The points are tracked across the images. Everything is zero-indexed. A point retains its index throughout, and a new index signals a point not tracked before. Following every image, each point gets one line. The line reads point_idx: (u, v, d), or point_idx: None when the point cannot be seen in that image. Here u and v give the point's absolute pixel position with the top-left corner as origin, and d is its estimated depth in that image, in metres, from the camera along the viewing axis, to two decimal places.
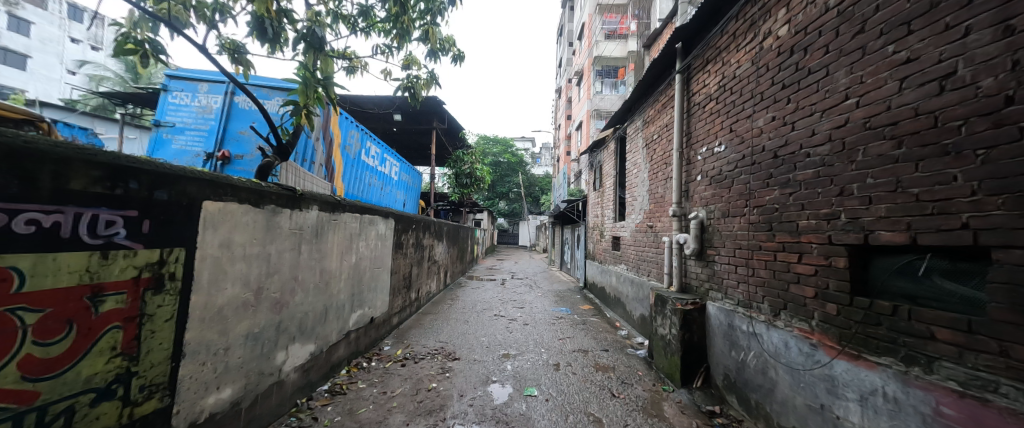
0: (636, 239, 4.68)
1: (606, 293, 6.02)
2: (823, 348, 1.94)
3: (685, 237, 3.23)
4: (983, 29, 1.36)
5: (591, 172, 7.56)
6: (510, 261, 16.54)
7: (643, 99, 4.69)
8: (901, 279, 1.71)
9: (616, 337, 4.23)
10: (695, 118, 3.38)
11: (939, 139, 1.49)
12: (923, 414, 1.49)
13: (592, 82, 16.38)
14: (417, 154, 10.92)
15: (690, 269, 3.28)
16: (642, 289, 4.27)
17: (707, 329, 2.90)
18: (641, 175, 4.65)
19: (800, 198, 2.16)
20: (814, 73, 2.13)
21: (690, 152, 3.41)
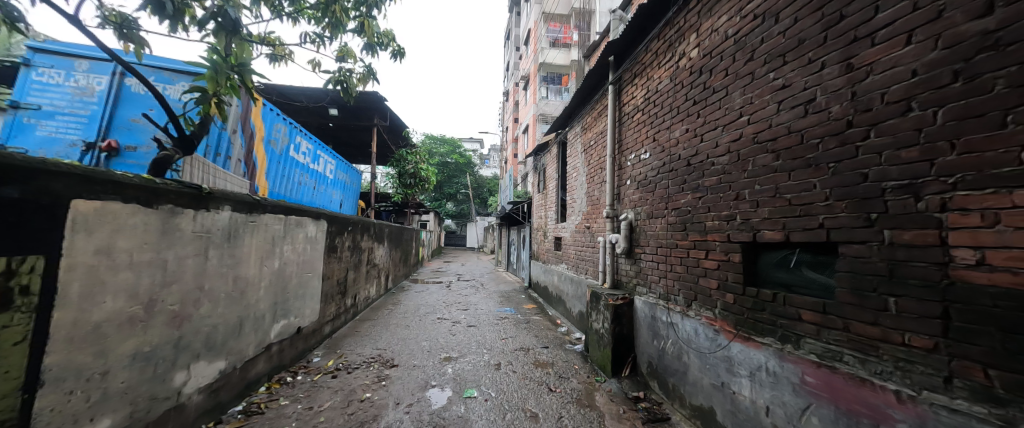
0: (575, 239, 4.92)
1: (548, 291, 6.24)
2: (723, 333, 2.23)
3: (616, 237, 3.46)
4: (833, 65, 1.71)
5: (536, 175, 7.79)
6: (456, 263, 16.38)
7: (581, 107, 4.97)
8: (777, 270, 2.04)
9: (556, 334, 4.41)
10: (625, 127, 3.65)
11: (804, 153, 1.82)
12: (794, 383, 1.80)
13: (538, 87, 16.91)
14: (357, 151, 10.31)
15: (621, 266, 3.53)
16: (580, 287, 4.51)
17: (634, 321, 3.14)
18: (580, 179, 4.91)
19: (706, 201, 2.45)
20: (716, 93, 2.44)
21: (621, 158, 3.68)
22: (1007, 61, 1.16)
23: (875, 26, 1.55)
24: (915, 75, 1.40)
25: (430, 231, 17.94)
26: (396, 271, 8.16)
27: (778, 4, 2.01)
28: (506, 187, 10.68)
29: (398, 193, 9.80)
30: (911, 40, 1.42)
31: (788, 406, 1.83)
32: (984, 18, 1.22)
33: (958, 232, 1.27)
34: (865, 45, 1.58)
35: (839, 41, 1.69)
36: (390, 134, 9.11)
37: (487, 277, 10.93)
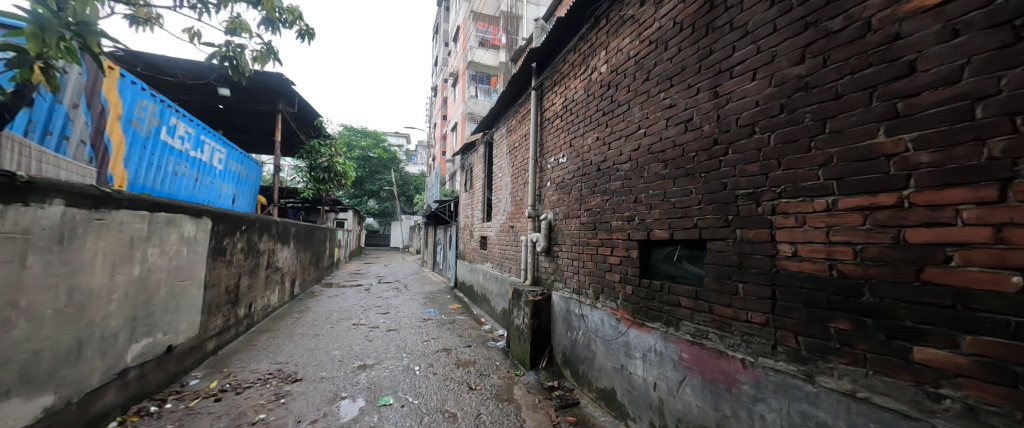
0: (499, 238, 5.03)
1: (473, 290, 6.28)
2: (623, 321, 2.52)
3: (536, 236, 3.63)
4: (705, 91, 2.09)
5: (462, 174, 7.76)
6: (380, 264, 15.40)
7: (507, 109, 5.11)
8: (664, 263, 2.38)
9: (479, 333, 4.46)
10: (546, 131, 3.85)
11: (685, 164, 2.18)
12: (675, 360, 2.14)
13: (467, 86, 16.84)
14: (256, 138, 8.97)
15: (541, 264, 3.71)
16: (504, 285, 4.63)
17: (551, 315, 3.34)
18: (505, 179, 5.04)
19: (612, 203, 2.72)
20: (620, 106, 2.73)
21: (542, 161, 3.87)
22: (814, 99, 1.61)
23: (732, 63, 1.96)
24: (758, 105, 1.83)
25: (348, 230, 16.51)
26: (304, 275, 7.31)
27: (667, 35, 2.36)
28: (433, 185, 10.41)
29: (309, 187, 8.82)
30: (755, 77, 1.85)
31: (669, 380, 2.16)
32: (800, 65, 1.67)
33: (781, 230, 1.71)
34: (726, 78, 1.99)
35: (709, 71, 2.08)
36: (299, 122, 8.14)
37: (412, 279, 10.48)
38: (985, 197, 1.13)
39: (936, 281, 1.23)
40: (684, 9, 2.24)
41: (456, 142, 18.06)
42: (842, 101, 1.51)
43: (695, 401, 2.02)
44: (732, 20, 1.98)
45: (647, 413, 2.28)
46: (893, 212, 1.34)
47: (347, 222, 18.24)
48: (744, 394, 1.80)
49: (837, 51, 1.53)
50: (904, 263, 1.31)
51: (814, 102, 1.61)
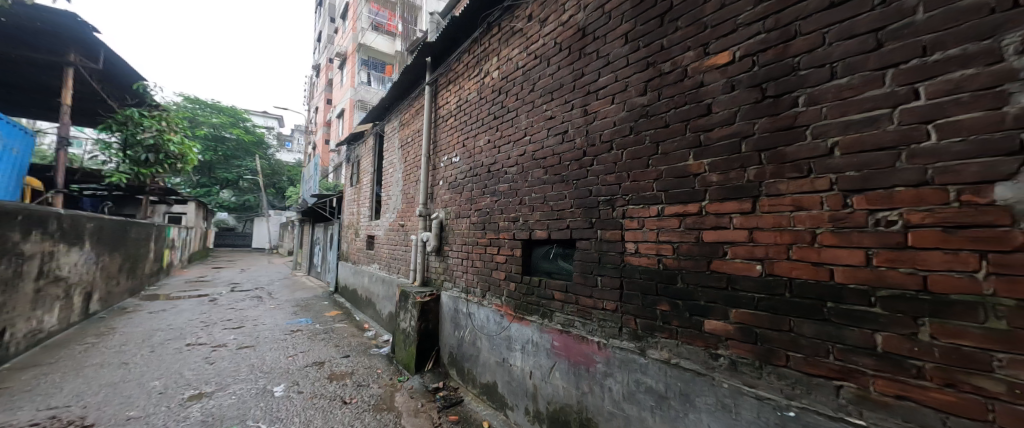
0: (388, 237, 4.77)
1: (357, 295, 5.82)
2: (506, 316, 2.67)
3: (427, 235, 3.54)
4: (578, 108, 2.38)
5: (348, 166, 7.14)
6: (238, 269, 12.79)
7: (399, 101, 4.90)
8: (542, 261, 2.61)
9: (361, 341, 4.16)
10: (440, 128, 3.80)
11: (561, 171, 2.44)
12: (548, 349, 2.38)
13: (357, 70, 15.54)
14: (27, 95, 6.36)
15: (430, 263, 3.64)
16: (392, 288, 4.40)
17: (439, 316, 3.30)
18: (395, 175, 4.79)
19: (500, 204, 2.86)
20: (509, 112, 2.88)
21: (435, 159, 3.80)
22: (652, 124, 2.00)
23: (597, 87, 2.28)
24: (615, 125, 2.17)
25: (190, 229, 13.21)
26: (109, 287, 5.50)
27: (548, 52, 2.60)
28: (312, 177, 9.16)
29: (124, 170, 6.76)
30: (613, 101, 2.19)
31: (543, 367, 2.39)
32: (643, 96, 2.05)
33: (628, 231, 2.08)
34: (594, 98, 2.29)
35: (581, 91, 2.37)
36: (105, 81, 6.17)
37: (280, 286, 8.99)
38: (745, 209, 1.63)
39: (719, 270, 1.71)
40: (563, 32, 2.51)
41: (344, 131, 16.30)
42: (669, 128, 1.93)
43: (563, 383, 2.29)
44: (598, 49, 2.29)
45: (523, 401, 2.49)
46: (696, 218, 1.80)
47: (187, 217, 14.46)
48: (598, 371, 2.11)
49: (667, 89, 1.95)
50: (701, 257, 1.77)
51: (652, 127, 2.00)
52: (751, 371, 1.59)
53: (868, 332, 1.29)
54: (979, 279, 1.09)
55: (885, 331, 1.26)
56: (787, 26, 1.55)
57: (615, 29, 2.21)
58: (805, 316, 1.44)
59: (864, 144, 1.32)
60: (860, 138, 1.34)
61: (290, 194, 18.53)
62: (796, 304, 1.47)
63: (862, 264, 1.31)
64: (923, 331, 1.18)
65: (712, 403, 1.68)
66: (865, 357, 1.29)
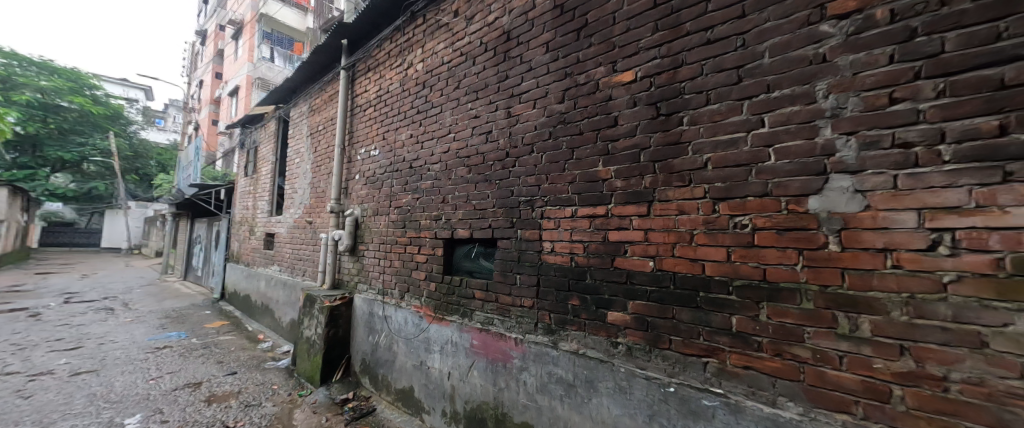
0: (292, 235, 4.32)
1: (250, 302, 5.23)
2: (425, 318, 2.60)
3: (340, 233, 3.27)
4: (501, 110, 2.42)
5: (245, 154, 6.31)
6: (81, 275, 10.21)
7: (310, 85, 4.50)
8: (464, 260, 2.59)
9: (254, 355, 3.86)
10: (357, 119, 3.55)
11: (484, 170, 2.46)
12: (467, 348, 2.38)
13: (257, 45, 13.74)
14: None
15: (342, 264, 3.38)
16: (295, 292, 4.04)
17: (352, 320, 3.12)
18: (302, 167, 4.34)
19: (421, 202, 2.78)
20: (433, 108, 2.81)
21: (352, 152, 3.52)
22: (568, 131, 2.13)
23: (520, 91, 2.35)
24: (536, 129, 2.26)
25: None
26: None
27: (474, 51, 2.60)
28: (192, 163, 7.71)
29: None
30: (535, 106, 2.28)
31: (461, 367, 2.39)
32: (560, 104, 2.18)
33: (545, 231, 2.19)
34: (516, 101, 2.36)
35: (505, 93, 2.41)
36: None
37: (144, 294, 7.46)
38: (641, 212, 1.84)
39: (620, 266, 1.90)
40: (488, 33, 2.53)
41: (241, 111, 14.14)
42: (582, 136, 2.08)
43: (480, 381, 2.31)
44: (521, 54, 2.36)
45: (440, 403, 2.46)
46: (602, 220, 1.98)
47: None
48: (514, 366, 2.18)
49: (581, 99, 2.10)
50: (605, 255, 1.95)
51: (568, 134, 2.13)
52: (643, 355, 1.80)
53: (727, 316, 1.56)
54: (797, 270, 1.41)
55: (738, 314, 1.54)
56: (676, 55, 1.79)
57: (536, 37, 2.30)
58: (683, 304, 1.69)
59: (728, 161, 1.60)
60: (725, 155, 1.61)
61: (161, 181, 15.36)
62: (678, 295, 1.71)
63: (724, 260, 1.59)
64: (762, 313, 1.48)
65: (612, 387, 1.85)
66: (725, 337, 1.56)
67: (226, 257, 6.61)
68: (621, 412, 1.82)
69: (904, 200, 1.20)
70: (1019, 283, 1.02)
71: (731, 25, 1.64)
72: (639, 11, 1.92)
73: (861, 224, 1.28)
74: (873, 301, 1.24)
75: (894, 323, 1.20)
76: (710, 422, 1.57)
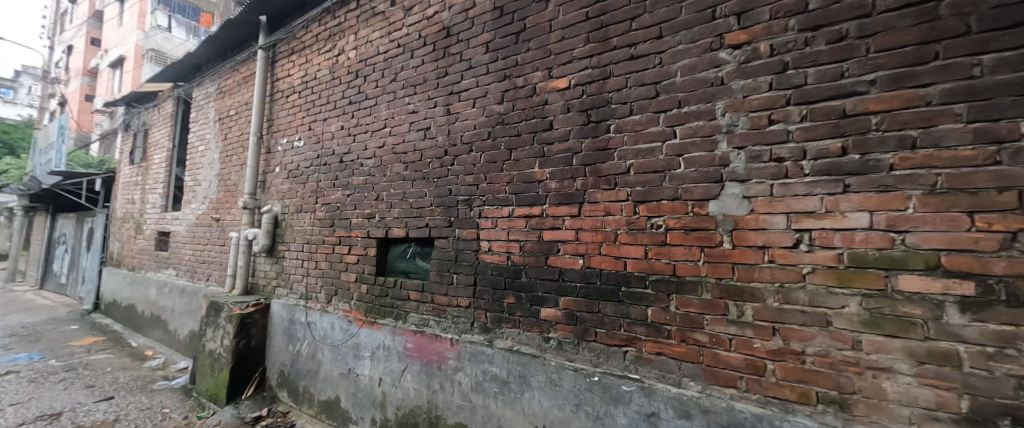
0: (193, 234, 3.80)
1: (137, 313, 4.49)
2: (355, 322, 2.49)
3: (256, 232, 3.00)
4: (441, 107, 2.38)
5: (134, 138, 5.41)
6: None
7: (220, 63, 4.01)
8: (399, 260, 2.51)
9: (138, 374, 3.31)
10: (278, 105, 3.25)
11: (422, 168, 2.40)
12: (400, 352, 2.30)
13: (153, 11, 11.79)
14: None
15: (258, 266, 3.12)
16: (196, 300, 3.58)
17: (269, 329, 2.90)
18: (208, 156, 3.83)
19: (353, 199, 2.64)
20: (368, 99, 2.67)
21: (272, 142, 3.21)
22: (507, 132, 2.16)
23: (460, 88, 2.33)
24: (475, 128, 2.26)
25: None
26: None
27: (412, 44, 2.52)
28: (53, 145, 6.29)
29: None
30: (474, 105, 2.27)
31: (394, 372, 2.31)
32: (499, 104, 2.20)
33: (483, 231, 2.20)
34: (456, 99, 2.33)
35: (444, 90, 2.37)
36: None
37: None
38: (573, 212, 1.94)
39: (553, 264, 1.98)
40: (427, 26, 2.46)
41: (131, 87, 11.97)
42: (519, 138, 2.13)
43: (413, 385, 2.25)
44: (461, 52, 2.34)
45: (370, 411, 2.35)
46: (537, 220, 2.04)
47: None
48: (449, 367, 2.16)
49: (520, 102, 2.14)
50: (539, 254, 2.02)
51: (506, 135, 2.17)
52: (571, 348, 1.89)
53: (644, 308, 1.72)
54: (698, 265, 1.60)
55: (652, 306, 1.70)
56: (604, 66, 1.92)
57: (477, 36, 2.30)
58: (608, 299, 1.82)
59: (647, 167, 1.76)
60: (645, 162, 1.77)
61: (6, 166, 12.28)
62: (603, 290, 1.83)
63: (642, 257, 1.74)
64: (672, 304, 1.65)
65: (543, 380, 1.91)
66: (642, 327, 1.72)
67: (103, 260, 5.53)
68: (550, 404, 1.89)
69: (777, 205, 1.44)
70: (851, 273, 1.29)
71: (651, 44, 1.80)
72: (572, 22, 2.03)
73: (747, 225, 1.50)
74: (755, 290, 1.47)
75: (768, 309, 1.43)
76: (628, 406, 1.70)
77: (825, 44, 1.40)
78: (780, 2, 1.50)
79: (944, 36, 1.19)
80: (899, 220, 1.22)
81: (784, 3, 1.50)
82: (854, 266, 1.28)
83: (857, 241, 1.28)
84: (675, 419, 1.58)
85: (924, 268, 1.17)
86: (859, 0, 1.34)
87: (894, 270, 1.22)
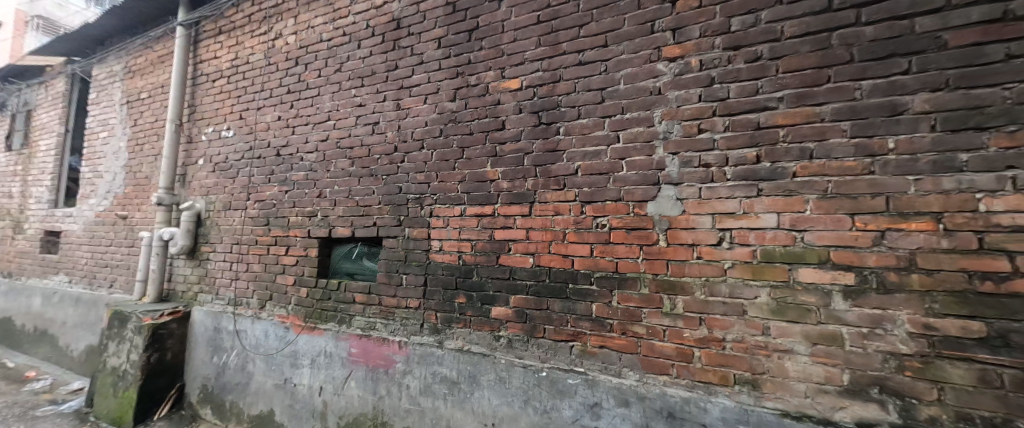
0: (92, 234, 3.30)
1: (14, 328, 3.79)
2: (292, 328, 2.33)
3: (173, 231, 2.72)
4: (390, 101, 2.29)
5: (12, 120, 4.56)
6: None
7: (128, 39, 3.53)
8: (343, 261, 2.38)
9: (16, 399, 2.80)
10: (203, 91, 2.94)
11: (369, 164, 2.29)
12: (343, 358, 2.19)
13: None
14: None
15: (177, 269, 2.82)
16: (95, 309, 3.12)
17: (189, 340, 2.66)
18: (112, 144, 3.35)
19: (292, 196, 2.47)
20: (309, 89, 2.50)
21: (195, 131, 2.91)
22: (459, 130, 2.14)
23: (410, 83, 2.26)
24: (427, 125, 2.20)
25: None
26: None
27: (359, 33, 2.40)
28: None
29: None
30: (426, 101, 2.22)
31: (336, 379, 2.19)
32: (452, 102, 2.17)
33: (434, 230, 2.15)
34: (406, 94, 2.26)
35: (394, 84, 2.29)
36: None
37: None
38: (524, 212, 1.97)
39: (504, 263, 2.00)
40: (376, 16, 2.36)
41: (11, 59, 10.06)
42: (472, 136, 2.12)
43: (357, 392, 2.15)
44: (412, 45, 2.28)
45: (308, 422, 2.21)
46: (489, 219, 2.05)
47: None
48: (396, 371, 2.09)
49: (472, 100, 2.13)
50: (490, 253, 2.03)
51: (459, 133, 2.14)
52: (521, 345, 1.92)
53: (589, 304, 1.79)
54: (638, 262, 1.70)
55: (597, 301, 1.78)
56: (555, 70, 1.98)
57: (428, 30, 2.25)
58: (556, 296, 1.87)
59: (593, 169, 1.84)
60: (591, 164, 1.84)
61: None
62: (552, 287, 1.89)
63: (588, 255, 1.82)
64: (615, 299, 1.74)
65: (492, 379, 1.92)
66: (587, 322, 1.79)
67: None
68: (499, 402, 1.90)
69: (705, 206, 1.58)
70: (762, 267, 1.45)
71: (597, 51, 1.89)
72: (524, 24, 2.06)
73: (679, 224, 1.63)
74: (685, 284, 1.60)
75: (696, 301, 1.57)
76: (573, 398, 1.76)
77: (745, 62, 1.56)
78: (708, 22, 1.65)
79: (834, 63, 1.39)
80: (799, 221, 1.40)
81: (711, 23, 1.65)
82: (765, 261, 1.45)
83: (768, 239, 1.45)
84: (616, 408, 1.66)
85: (818, 261, 1.36)
86: (771, 26, 1.52)
87: (795, 264, 1.40)
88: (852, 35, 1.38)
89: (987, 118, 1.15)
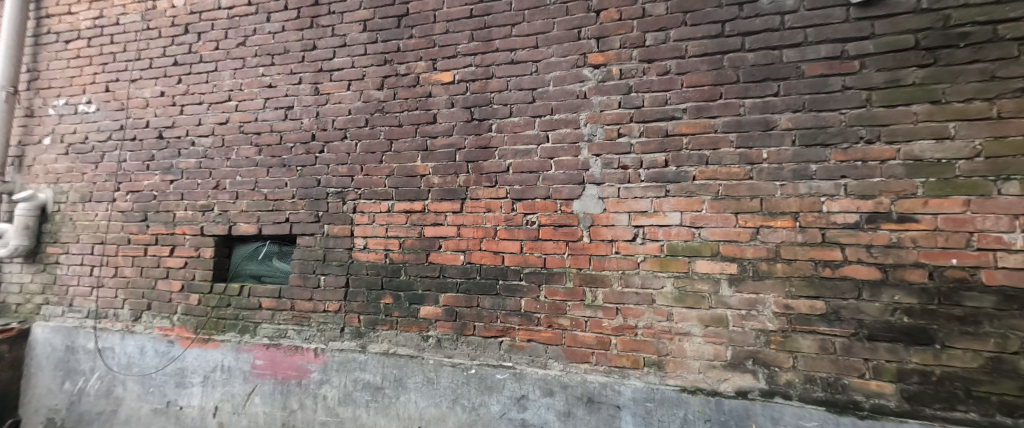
0: None
1: None
2: (178, 342, 2.00)
3: (3, 228, 2.16)
4: (307, 84, 2.07)
5: None
6: None
7: None
8: (247, 262, 2.11)
9: None
10: (51, 53, 2.36)
11: (280, 153, 2.05)
12: (245, 371, 1.94)
13: None
14: None
15: (10, 275, 2.25)
16: None
17: (25, 365, 2.13)
18: None
19: (179, 187, 2.11)
20: (204, 63, 2.15)
21: (40, 103, 2.35)
22: (386, 121, 2.02)
23: (331, 66, 2.07)
24: (350, 113, 2.04)
25: None
26: None
27: (269, 5, 2.13)
28: None
29: None
30: (349, 87, 2.05)
31: (236, 397, 1.93)
32: (379, 90, 2.04)
33: (358, 226, 2.01)
34: (326, 78, 2.06)
35: (311, 66, 2.08)
36: None
37: None
38: (455, 209, 1.93)
39: (434, 261, 1.94)
40: None
41: None
42: (401, 128, 2.01)
43: (263, 409, 1.91)
44: (333, 25, 2.09)
45: None
46: (419, 215, 1.97)
47: None
48: (311, 381, 1.91)
49: (401, 90, 2.03)
50: (418, 251, 1.95)
51: (386, 124, 2.02)
52: (450, 344, 1.88)
53: (518, 300, 1.83)
54: (563, 257, 1.78)
55: (526, 296, 1.82)
56: (487, 67, 1.97)
57: (352, 11, 2.08)
58: (485, 292, 1.88)
59: (523, 167, 1.87)
60: (521, 162, 1.88)
61: None
62: (482, 284, 1.88)
63: (518, 251, 1.85)
64: (542, 294, 1.80)
65: (420, 380, 1.85)
66: (516, 317, 1.82)
67: None
68: (427, 403, 1.84)
69: (622, 205, 1.70)
70: (668, 260, 1.62)
71: (528, 52, 1.92)
72: (456, 17, 2.02)
73: (600, 222, 1.74)
74: (605, 277, 1.71)
75: (614, 292, 1.69)
76: (501, 393, 1.77)
77: (656, 75, 1.72)
78: (626, 35, 1.78)
79: (725, 82, 1.60)
80: (697, 219, 1.58)
81: (629, 36, 1.78)
82: (669, 255, 1.62)
83: (672, 235, 1.62)
84: (541, 398, 1.72)
85: (710, 254, 1.55)
86: (678, 44, 1.69)
87: (693, 257, 1.58)
88: (738, 59, 1.60)
89: (830, 136, 1.42)
